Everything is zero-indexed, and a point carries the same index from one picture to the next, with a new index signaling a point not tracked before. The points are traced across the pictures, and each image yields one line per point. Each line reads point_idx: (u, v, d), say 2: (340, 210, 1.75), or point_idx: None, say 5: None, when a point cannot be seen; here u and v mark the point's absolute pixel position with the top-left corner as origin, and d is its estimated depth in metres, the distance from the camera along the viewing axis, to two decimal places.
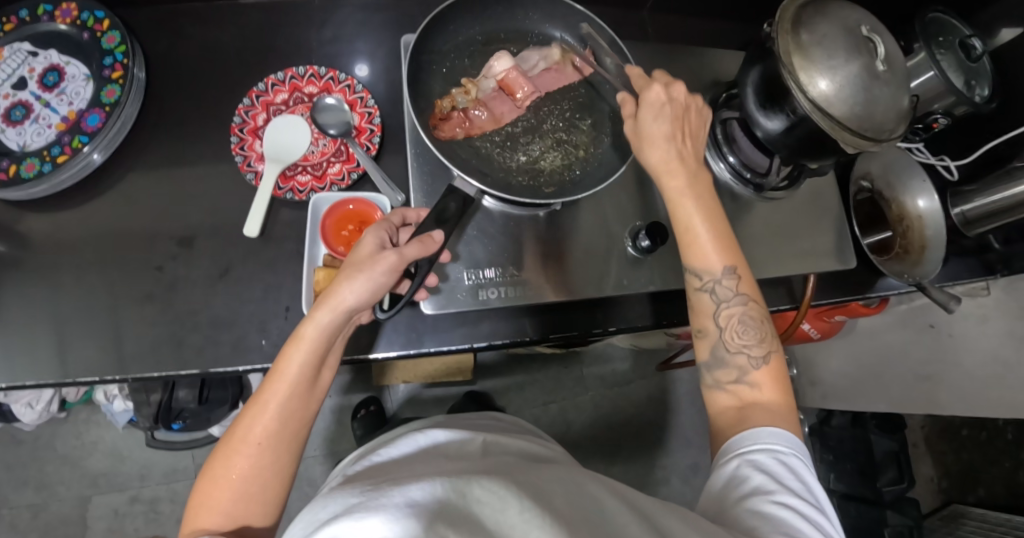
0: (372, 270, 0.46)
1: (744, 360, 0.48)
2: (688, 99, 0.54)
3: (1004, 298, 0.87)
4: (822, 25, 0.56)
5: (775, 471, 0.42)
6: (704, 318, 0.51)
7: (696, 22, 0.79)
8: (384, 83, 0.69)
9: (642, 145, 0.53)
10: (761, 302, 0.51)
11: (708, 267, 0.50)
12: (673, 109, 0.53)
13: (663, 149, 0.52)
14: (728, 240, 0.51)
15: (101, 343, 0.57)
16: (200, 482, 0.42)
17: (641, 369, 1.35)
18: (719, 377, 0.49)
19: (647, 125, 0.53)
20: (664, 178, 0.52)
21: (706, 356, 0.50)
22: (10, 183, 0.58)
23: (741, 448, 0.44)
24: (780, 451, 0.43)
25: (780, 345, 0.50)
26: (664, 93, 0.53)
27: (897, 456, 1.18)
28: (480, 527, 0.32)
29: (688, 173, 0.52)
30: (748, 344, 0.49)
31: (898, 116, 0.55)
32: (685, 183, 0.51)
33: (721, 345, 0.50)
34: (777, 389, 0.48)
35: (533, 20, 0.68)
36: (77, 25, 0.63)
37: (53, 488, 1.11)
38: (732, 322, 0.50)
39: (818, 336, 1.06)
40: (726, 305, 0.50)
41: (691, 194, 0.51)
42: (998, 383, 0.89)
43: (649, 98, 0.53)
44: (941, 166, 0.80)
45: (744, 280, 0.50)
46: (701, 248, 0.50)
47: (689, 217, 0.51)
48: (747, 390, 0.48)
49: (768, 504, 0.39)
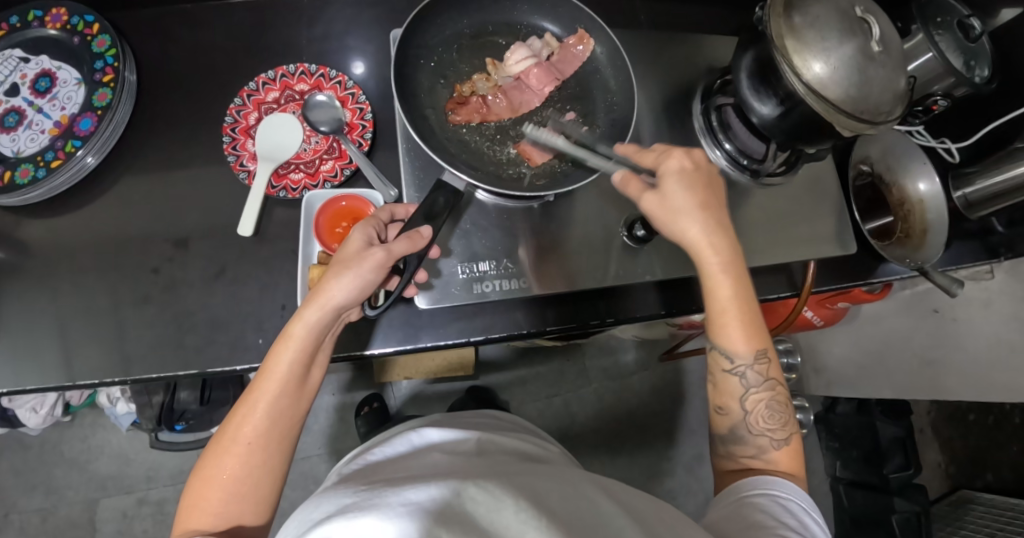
0: (359, 266, 0.46)
1: (764, 441, 0.49)
2: (707, 164, 0.51)
3: (1009, 281, 0.86)
4: (815, 7, 0.55)
5: (775, 510, 0.42)
6: (728, 398, 0.50)
7: (689, 9, 0.78)
8: (375, 79, 0.68)
9: (674, 220, 0.49)
10: (786, 385, 0.50)
11: (742, 355, 0.49)
12: (697, 178, 0.50)
13: (700, 225, 0.48)
14: (760, 327, 0.49)
15: (99, 345, 0.57)
16: (191, 482, 0.42)
17: (643, 361, 1.35)
18: (735, 451, 0.50)
19: (677, 198, 0.49)
20: (702, 256, 0.49)
21: (725, 430, 0.51)
22: (4, 190, 0.58)
23: (747, 491, 0.45)
24: (781, 496, 0.44)
25: (799, 424, 0.51)
26: (686, 160, 0.50)
27: (903, 442, 1.18)
28: (475, 526, 0.32)
29: (728, 250, 0.49)
30: (771, 428, 0.49)
31: (895, 98, 0.55)
32: (720, 264, 0.48)
33: (743, 426, 0.50)
34: (793, 464, 0.49)
35: (523, 11, 0.67)
36: (66, 29, 0.63)
37: (61, 492, 1.12)
38: (758, 407, 0.49)
39: (821, 324, 1.06)
40: (754, 391, 0.49)
41: (729, 278, 0.48)
42: (1002, 367, 0.89)
43: (671, 168, 0.50)
44: (942, 148, 0.78)
45: (774, 366, 0.49)
46: (734, 335, 0.48)
47: (727, 303, 0.48)
48: (762, 464, 0.49)
49: (771, 534, 0.39)
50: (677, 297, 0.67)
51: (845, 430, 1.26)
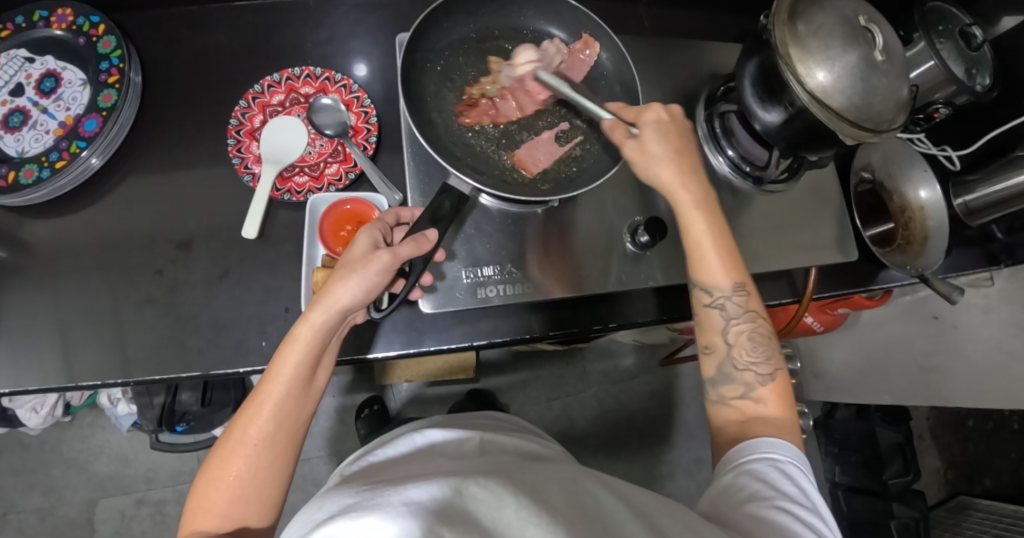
0: (364, 270, 0.46)
1: (751, 376, 0.48)
2: (682, 118, 0.55)
3: (1008, 288, 0.86)
4: (819, 15, 0.55)
5: (772, 477, 0.41)
6: (711, 334, 0.50)
7: (693, 16, 0.79)
8: (380, 83, 0.68)
9: (651, 163, 0.52)
10: (768, 319, 0.50)
11: (718, 284, 0.50)
12: (675, 129, 0.54)
13: (673, 166, 0.52)
14: (736, 258, 0.50)
15: (101, 347, 0.57)
16: (197, 485, 0.42)
17: (643, 365, 1.35)
18: (726, 392, 0.49)
19: (653, 143, 0.52)
20: (676, 195, 0.52)
21: (713, 372, 0.50)
22: (9, 190, 0.58)
23: (742, 457, 0.44)
24: (778, 459, 0.43)
25: (786, 364, 0.50)
26: (663, 113, 0.54)
27: (903, 447, 1.17)
28: (477, 525, 0.32)
29: (701, 190, 0.52)
30: (756, 362, 0.48)
31: (898, 106, 0.55)
32: (698, 199, 0.51)
33: (728, 362, 0.49)
34: (784, 406, 0.47)
35: (529, 16, 0.67)
36: (72, 30, 0.63)
37: (60, 492, 1.11)
38: (740, 339, 0.49)
39: (822, 329, 1.06)
40: (735, 322, 0.49)
41: (702, 211, 0.51)
42: (1001, 372, 0.88)
43: (649, 118, 0.53)
44: (943, 156, 0.79)
45: (753, 298, 0.50)
46: (710, 265, 0.50)
47: (700, 236, 0.51)
48: (754, 405, 0.47)
49: (768, 509, 0.39)
50: (678, 302, 0.67)
51: (845, 436, 1.27)
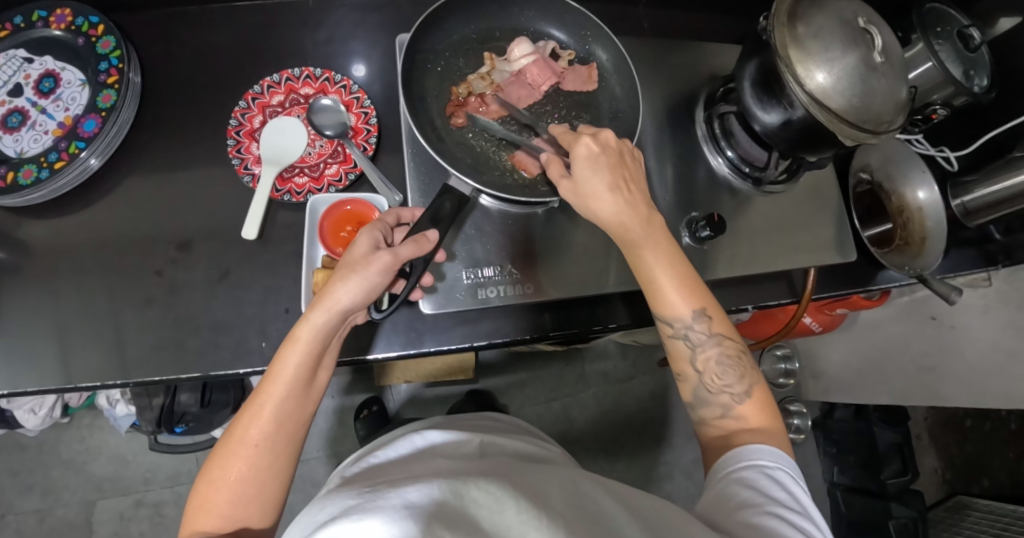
0: (365, 271, 0.46)
1: (726, 398, 0.48)
2: (617, 145, 0.52)
3: (1006, 288, 0.86)
4: (819, 17, 0.55)
5: (762, 483, 0.42)
6: (681, 363, 0.50)
7: (692, 17, 0.79)
8: (380, 84, 0.68)
9: (589, 205, 0.49)
10: (735, 336, 0.49)
11: (680, 316, 0.49)
12: (606, 158, 0.50)
13: (610, 204, 0.49)
14: (693, 283, 0.49)
15: (101, 348, 0.57)
16: (198, 486, 0.42)
17: (642, 365, 1.35)
18: (705, 415, 0.49)
19: (586, 183, 0.49)
20: (621, 234, 0.49)
21: (690, 397, 0.50)
22: (8, 190, 0.58)
23: (732, 466, 0.44)
24: (767, 466, 0.43)
25: (761, 373, 0.50)
26: (593, 144, 0.50)
27: (902, 448, 1.17)
28: (477, 528, 0.32)
29: (646, 222, 0.49)
30: (729, 383, 0.48)
31: (897, 108, 0.55)
32: (642, 236, 0.49)
33: (702, 388, 0.49)
34: (764, 416, 0.47)
35: (529, 17, 0.67)
36: (71, 30, 0.63)
37: (58, 493, 1.11)
38: (709, 364, 0.49)
39: (820, 329, 1.06)
40: (701, 349, 0.49)
41: (649, 245, 0.49)
42: (1000, 374, 0.88)
43: (581, 153, 0.50)
44: (941, 156, 0.79)
45: (716, 320, 0.49)
46: (669, 299, 0.49)
47: (653, 270, 0.49)
48: (734, 423, 0.47)
49: (758, 515, 0.39)
50: None
51: (844, 435, 1.27)
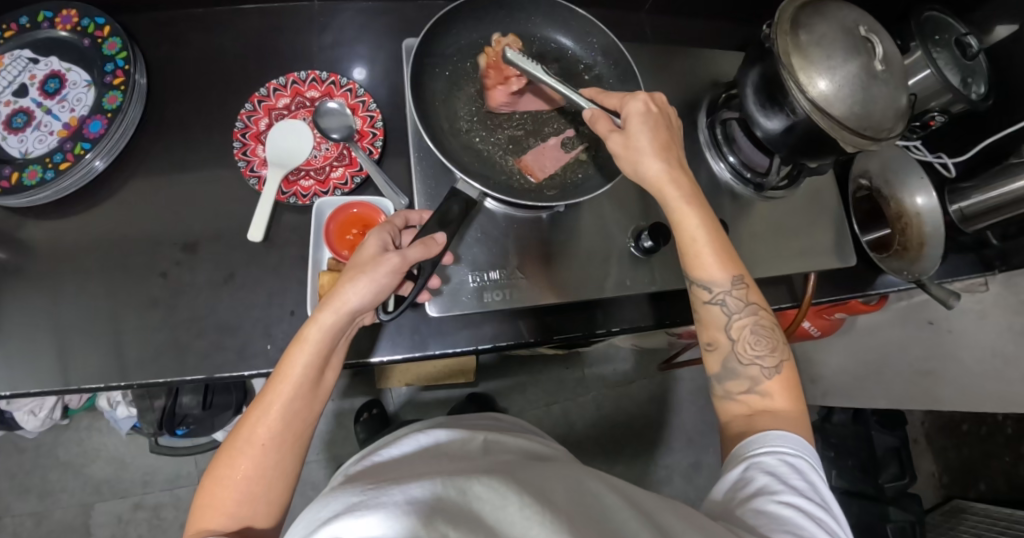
0: (374, 272, 0.47)
1: (756, 370, 0.49)
2: (666, 108, 0.54)
3: (1004, 293, 0.88)
4: (821, 25, 0.56)
5: (780, 471, 0.42)
6: (714, 331, 0.50)
7: (694, 24, 0.80)
8: (386, 88, 0.69)
9: (635, 161, 0.51)
10: (768, 310, 0.50)
11: (719, 280, 0.49)
12: (656, 122, 0.52)
13: (658, 163, 0.50)
14: (731, 251, 0.50)
15: (105, 349, 0.57)
16: (204, 483, 0.42)
17: (642, 369, 1.36)
18: (731, 387, 0.49)
19: (637, 140, 0.51)
20: (665, 192, 0.50)
21: (718, 368, 0.50)
22: (13, 191, 0.58)
23: (750, 451, 0.44)
24: (786, 453, 0.43)
25: (790, 351, 0.51)
26: (649, 103, 0.53)
27: (899, 452, 1.21)
28: (480, 525, 0.32)
29: (689, 185, 0.51)
30: (761, 355, 0.49)
31: (897, 115, 0.56)
32: (686, 195, 0.50)
33: (732, 358, 0.49)
34: (789, 396, 0.48)
35: (535, 23, 0.68)
36: (77, 31, 0.63)
37: (56, 496, 1.10)
38: (743, 333, 0.49)
39: (819, 334, 1.07)
40: (737, 317, 0.50)
41: (694, 206, 0.50)
42: (998, 378, 0.90)
43: (634, 110, 0.52)
44: (938, 163, 0.81)
45: (751, 290, 0.50)
46: (709, 260, 0.49)
47: (695, 231, 0.49)
48: (759, 400, 0.48)
49: (772, 504, 0.39)
50: (679, 307, 0.67)
51: (841, 439, 1.25)
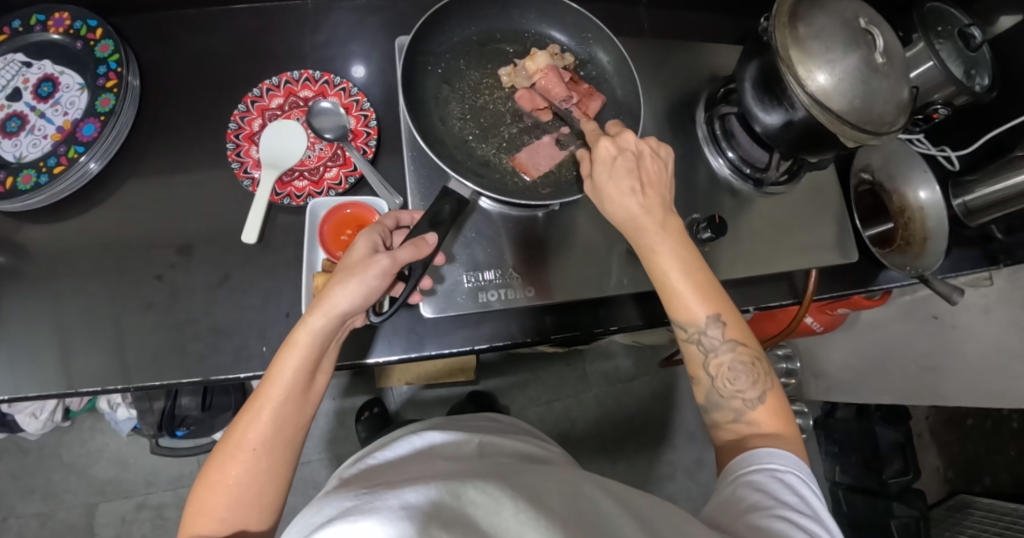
0: (365, 273, 0.46)
1: (739, 403, 0.48)
2: (638, 145, 0.52)
3: (1007, 287, 0.86)
4: (820, 18, 0.55)
5: (771, 487, 0.41)
6: (695, 367, 0.50)
7: (692, 17, 0.79)
8: (379, 86, 0.68)
9: (607, 203, 0.51)
10: (750, 343, 0.49)
11: (692, 320, 0.48)
12: (627, 160, 0.51)
13: (633, 204, 0.49)
14: (709, 289, 0.49)
15: (101, 352, 0.57)
16: (196, 489, 0.42)
17: (643, 366, 1.35)
18: (717, 418, 0.49)
19: (607, 184, 0.50)
20: (636, 236, 0.50)
21: (703, 400, 0.50)
22: (7, 195, 0.58)
23: (742, 469, 0.44)
24: (778, 469, 0.42)
25: (777, 379, 0.49)
26: (613, 147, 0.51)
27: (903, 447, 1.17)
28: (474, 528, 0.32)
29: (664, 224, 0.49)
30: (742, 389, 0.48)
31: (897, 109, 0.55)
32: (660, 239, 0.49)
33: (714, 392, 0.49)
34: (778, 422, 0.47)
35: (530, 19, 0.67)
36: (69, 34, 0.63)
37: (60, 496, 1.11)
38: (722, 370, 0.48)
39: (822, 329, 1.06)
40: (715, 354, 0.49)
41: (665, 250, 0.49)
42: (1000, 373, 0.88)
43: (601, 154, 0.52)
44: (941, 156, 0.80)
45: (731, 327, 0.48)
46: (684, 303, 0.48)
47: (666, 275, 0.49)
48: (745, 429, 0.47)
49: (766, 518, 0.39)
50: None
51: (844, 435, 1.28)
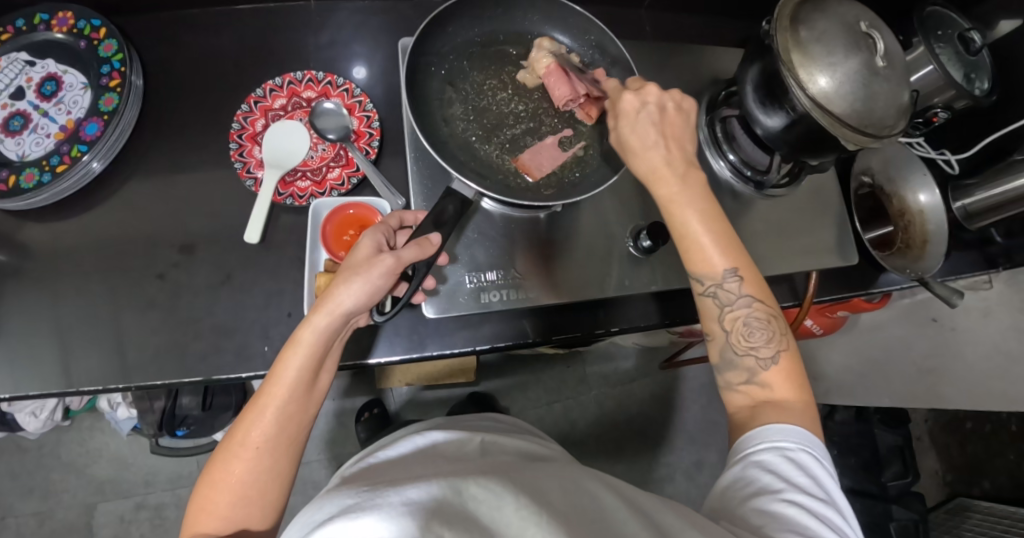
0: (368, 273, 0.46)
1: (752, 361, 0.48)
2: (665, 100, 0.52)
3: (1007, 291, 0.87)
4: (821, 21, 0.55)
5: (782, 469, 0.41)
6: (710, 322, 0.50)
7: (693, 21, 0.79)
8: (382, 87, 0.68)
9: (631, 154, 0.51)
10: (766, 299, 0.49)
11: (710, 272, 0.49)
12: (654, 116, 0.51)
13: (653, 156, 0.50)
14: (727, 241, 0.49)
15: (103, 351, 0.57)
16: (200, 487, 0.42)
17: (643, 368, 1.35)
18: (730, 379, 0.49)
19: (632, 134, 0.51)
20: (655, 188, 0.50)
21: (717, 359, 0.50)
22: (10, 194, 0.58)
23: (751, 448, 0.44)
24: (788, 448, 0.42)
25: (792, 339, 0.49)
26: (637, 100, 0.51)
27: (903, 451, 1.19)
28: (476, 525, 0.32)
29: (684, 177, 0.50)
30: (756, 346, 0.48)
31: (898, 112, 0.55)
32: (678, 191, 0.49)
33: (728, 348, 0.49)
34: (790, 387, 0.47)
35: (533, 21, 0.68)
36: (73, 33, 0.63)
37: (59, 496, 1.11)
38: (738, 324, 0.49)
39: (822, 331, 1.07)
40: (731, 309, 0.49)
41: (682, 200, 0.49)
42: (1000, 376, 0.89)
43: (628, 107, 0.51)
44: (941, 159, 0.80)
45: (747, 280, 0.48)
46: (701, 254, 0.49)
47: (686, 224, 0.49)
48: (759, 391, 0.47)
49: (776, 503, 0.39)
50: (679, 306, 0.67)
51: (844, 438, 1.25)
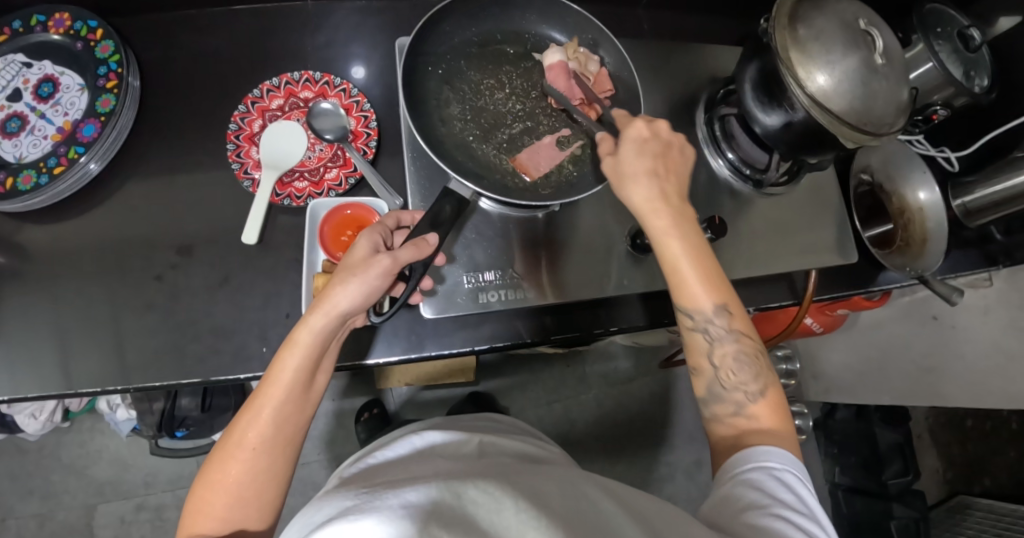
0: (366, 273, 0.46)
1: (740, 396, 0.48)
2: (670, 136, 0.54)
3: (1007, 288, 0.86)
4: (819, 19, 0.55)
5: (769, 486, 0.41)
6: (698, 357, 0.50)
7: (692, 19, 0.79)
8: (380, 87, 0.68)
9: (625, 183, 0.51)
10: (752, 334, 0.50)
11: (699, 309, 0.49)
12: (652, 148, 0.52)
13: (646, 188, 0.50)
14: (716, 277, 0.49)
15: (100, 353, 0.57)
16: (195, 489, 0.42)
17: (643, 367, 1.35)
18: (718, 412, 0.49)
19: (629, 162, 0.51)
20: (648, 220, 0.50)
21: (704, 392, 0.50)
22: (7, 196, 0.58)
23: (740, 467, 0.44)
24: (775, 467, 0.42)
25: (776, 374, 0.50)
26: (645, 128, 0.53)
27: (903, 448, 1.18)
28: (475, 527, 0.32)
29: (673, 211, 0.50)
30: (744, 381, 0.48)
31: (897, 110, 0.55)
32: (670, 223, 0.49)
33: (716, 383, 0.49)
34: (776, 418, 0.47)
35: (531, 20, 0.67)
36: (70, 34, 0.63)
37: (60, 497, 1.11)
38: (727, 359, 0.49)
39: (821, 330, 1.06)
40: (720, 343, 0.49)
41: (676, 232, 0.49)
42: (999, 374, 0.88)
43: (635, 132, 0.53)
44: (941, 157, 0.79)
45: (736, 316, 0.49)
46: (691, 290, 0.49)
47: (677, 258, 0.49)
48: (745, 422, 0.47)
49: (764, 517, 0.39)
50: None
51: (843, 436, 1.27)
